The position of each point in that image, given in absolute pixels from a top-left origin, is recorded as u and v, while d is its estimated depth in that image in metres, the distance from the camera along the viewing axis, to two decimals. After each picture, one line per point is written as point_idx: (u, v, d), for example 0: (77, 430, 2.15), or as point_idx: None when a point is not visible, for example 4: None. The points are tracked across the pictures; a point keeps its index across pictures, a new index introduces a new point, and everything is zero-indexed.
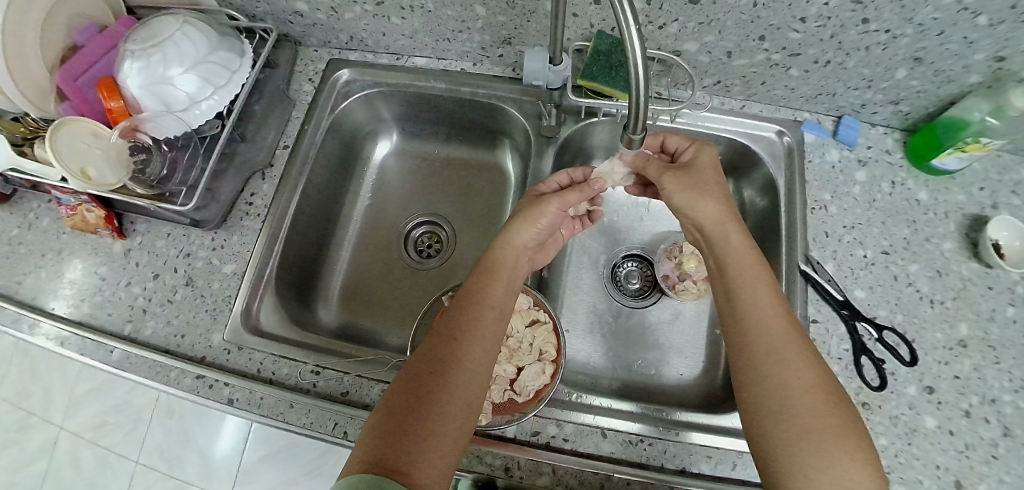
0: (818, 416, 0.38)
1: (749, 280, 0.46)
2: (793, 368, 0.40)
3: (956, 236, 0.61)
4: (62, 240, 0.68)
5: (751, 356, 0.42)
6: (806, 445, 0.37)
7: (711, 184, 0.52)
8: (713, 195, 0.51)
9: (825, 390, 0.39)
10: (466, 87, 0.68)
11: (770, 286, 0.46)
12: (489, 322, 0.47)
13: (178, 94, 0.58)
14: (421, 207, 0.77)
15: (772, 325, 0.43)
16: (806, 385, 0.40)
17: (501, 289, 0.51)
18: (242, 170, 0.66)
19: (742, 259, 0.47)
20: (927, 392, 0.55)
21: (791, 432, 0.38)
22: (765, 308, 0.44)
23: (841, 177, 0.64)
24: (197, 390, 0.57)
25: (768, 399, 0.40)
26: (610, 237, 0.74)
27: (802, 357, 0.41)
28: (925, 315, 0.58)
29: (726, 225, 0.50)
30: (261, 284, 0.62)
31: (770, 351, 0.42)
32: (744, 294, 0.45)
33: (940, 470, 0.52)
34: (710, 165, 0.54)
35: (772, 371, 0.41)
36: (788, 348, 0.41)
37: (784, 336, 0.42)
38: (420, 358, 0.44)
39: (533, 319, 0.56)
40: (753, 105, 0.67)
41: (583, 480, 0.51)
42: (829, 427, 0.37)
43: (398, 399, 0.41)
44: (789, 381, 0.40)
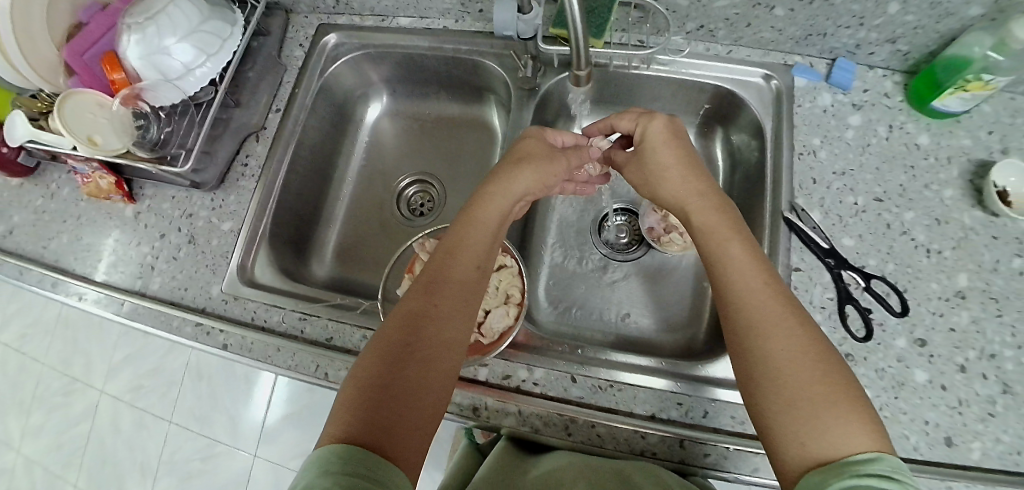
0: (814, 382, 0.35)
1: (723, 261, 0.44)
2: (783, 332, 0.38)
3: (959, 184, 0.58)
4: (80, 206, 0.73)
5: (741, 325, 0.40)
6: (798, 412, 0.35)
7: (671, 159, 0.52)
8: (670, 174, 0.52)
9: (814, 354, 0.37)
10: (449, 44, 0.68)
11: (743, 255, 0.44)
12: (468, 278, 0.46)
13: (173, 64, 0.62)
14: (415, 166, 0.78)
15: (758, 291, 0.41)
16: (797, 349, 0.37)
17: (479, 236, 0.48)
18: (238, 133, 0.69)
19: (717, 230, 0.47)
20: (917, 344, 0.54)
21: (787, 398, 0.36)
22: (745, 281, 0.42)
23: (834, 121, 0.60)
24: (197, 337, 0.61)
25: (758, 374, 0.38)
26: (597, 195, 0.73)
27: (791, 324, 0.39)
28: (919, 265, 0.56)
29: (695, 201, 0.49)
30: (256, 238, 0.65)
31: (761, 316, 0.40)
32: (724, 261, 0.44)
33: (930, 426, 0.52)
34: (662, 134, 0.53)
35: (768, 337, 0.38)
36: (772, 313, 0.39)
37: (767, 301, 0.40)
38: (393, 321, 0.42)
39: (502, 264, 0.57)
40: (740, 51, 0.63)
41: (550, 421, 0.52)
42: (822, 391, 0.35)
43: (373, 360, 0.39)
44: (779, 348, 0.37)
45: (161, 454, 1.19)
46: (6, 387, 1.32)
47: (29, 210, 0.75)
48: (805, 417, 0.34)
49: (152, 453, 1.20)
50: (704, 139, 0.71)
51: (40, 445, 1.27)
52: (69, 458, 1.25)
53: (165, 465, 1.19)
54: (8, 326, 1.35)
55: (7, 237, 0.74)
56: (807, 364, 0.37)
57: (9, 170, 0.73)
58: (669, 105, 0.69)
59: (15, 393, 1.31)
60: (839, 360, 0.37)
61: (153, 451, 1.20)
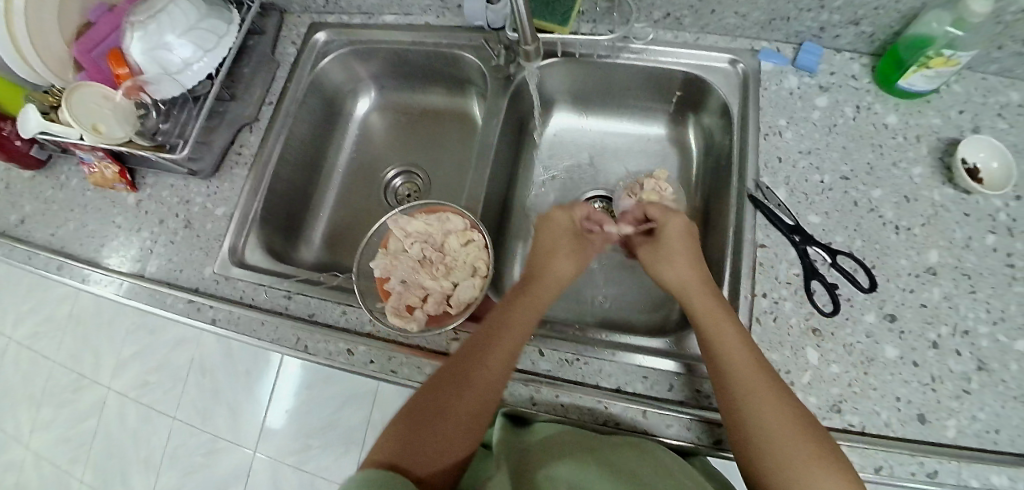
0: (804, 455, 0.40)
1: (722, 338, 0.48)
2: (775, 412, 0.43)
3: (929, 161, 0.58)
4: (86, 197, 0.78)
5: (738, 403, 0.45)
6: (792, 475, 0.40)
7: (682, 247, 0.56)
8: (682, 261, 0.55)
9: (802, 423, 0.42)
10: (431, 38, 0.71)
11: (739, 336, 0.48)
12: (500, 352, 0.49)
13: (172, 58, 0.66)
14: (402, 158, 0.81)
15: (750, 371, 0.45)
16: (789, 426, 0.42)
17: (519, 314, 0.53)
18: (233, 124, 0.73)
19: (713, 314, 0.50)
20: (887, 320, 0.54)
21: (782, 469, 0.41)
22: (737, 355, 0.46)
23: (800, 103, 0.61)
24: (188, 313, 0.65)
25: (756, 440, 0.42)
26: (576, 179, 0.74)
27: (781, 399, 0.44)
28: (888, 242, 0.56)
29: (698, 286, 0.53)
30: (247, 222, 0.69)
31: (758, 395, 0.44)
32: (721, 345, 0.47)
33: (901, 403, 0.51)
34: (679, 234, 0.57)
35: (765, 417, 0.43)
36: (765, 392, 0.44)
37: (759, 381, 0.45)
38: (422, 397, 0.48)
39: (469, 240, 0.55)
40: (708, 37, 0.65)
41: (515, 391, 0.53)
42: (810, 452, 0.41)
43: (401, 433, 0.45)
44: (773, 426, 0.42)
45: (165, 449, 1.21)
46: (17, 383, 1.34)
47: (38, 201, 0.79)
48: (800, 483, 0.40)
49: (156, 447, 1.22)
50: (676, 125, 0.72)
51: (49, 440, 1.30)
52: (76, 453, 1.28)
53: (169, 459, 1.20)
54: (20, 325, 1.35)
55: (18, 226, 0.79)
56: (795, 429, 0.42)
57: (22, 162, 0.78)
58: (643, 93, 0.71)
59: (25, 390, 1.33)
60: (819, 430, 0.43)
61: (156, 446, 1.21)
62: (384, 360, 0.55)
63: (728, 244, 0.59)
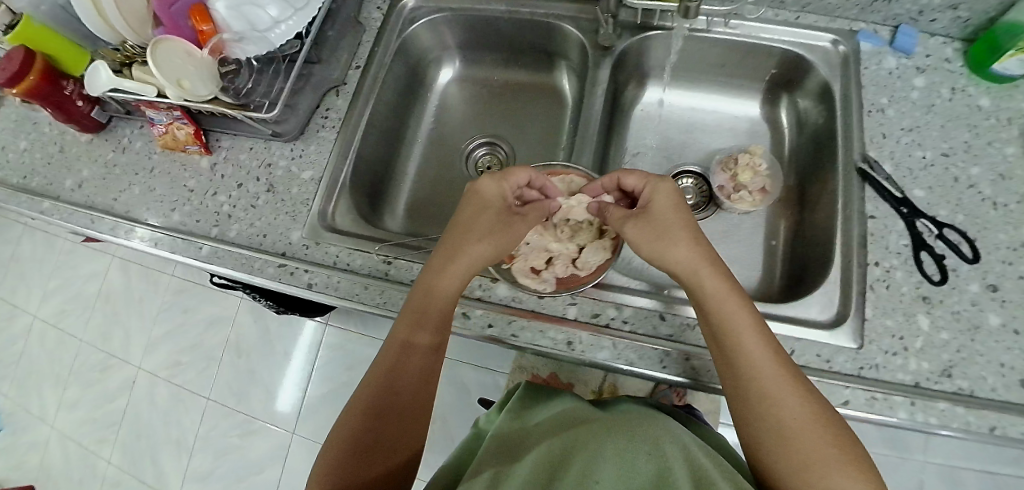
0: (812, 447, 0.41)
1: (734, 335, 0.45)
2: (784, 406, 0.42)
3: (1021, 142, 0.61)
4: (153, 160, 0.75)
5: (744, 397, 0.44)
6: (795, 469, 0.41)
7: (676, 226, 0.50)
8: (681, 241, 0.49)
9: (823, 425, 0.42)
10: (525, 8, 0.70)
11: (755, 331, 0.45)
12: (422, 345, 0.51)
13: (262, 16, 0.63)
14: (484, 129, 0.80)
15: (762, 367, 0.44)
16: (797, 422, 0.42)
17: (439, 304, 0.51)
18: (318, 88, 0.70)
19: (723, 303, 0.46)
20: (989, 290, 0.56)
21: (782, 461, 0.42)
22: (751, 351, 0.44)
23: (899, 82, 0.63)
24: (280, 277, 0.62)
25: (772, 440, 0.42)
26: (666, 156, 0.74)
27: (790, 392, 0.43)
28: (987, 217, 0.59)
29: (702, 270, 0.48)
30: (336, 188, 0.67)
31: (762, 392, 0.43)
32: (728, 339, 0.46)
33: (1005, 368, 0.53)
34: (670, 206, 0.51)
35: (768, 412, 0.43)
36: (767, 388, 0.43)
37: (773, 373, 0.44)
38: (372, 381, 0.50)
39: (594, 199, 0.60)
40: (807, 17, 0.66)
41: (644, 354, 0.52)
42: (829, 454, 0.40)
43: (361, 418, 0.49)
44: (786, 418, 0.42)
45: (197, 431, 1.18)
46: (46, 359, 1.35)
47: (99, 165, 0.76)
48: (801, 475, 0.40)
49: (188, 429, 1.19)
50: (769, 105, 0.74)
51: (75, 419, 1.29)
52: (103, 433, 1.26)
53: (201, 442, 1.18)
54: (46, 302, 1.39)
55: (76, 191, 0.75)
56: (807, 433, 0.41)
57: (80, 124, 0.74)
58: (733, 72, 0.72)
59: (56, 366, 1.34)
60: (836, 423, 0.42)
61: (189, 427, 1.19)
62: (504, 325, 0.55)
63: (835, 216, 0.61)
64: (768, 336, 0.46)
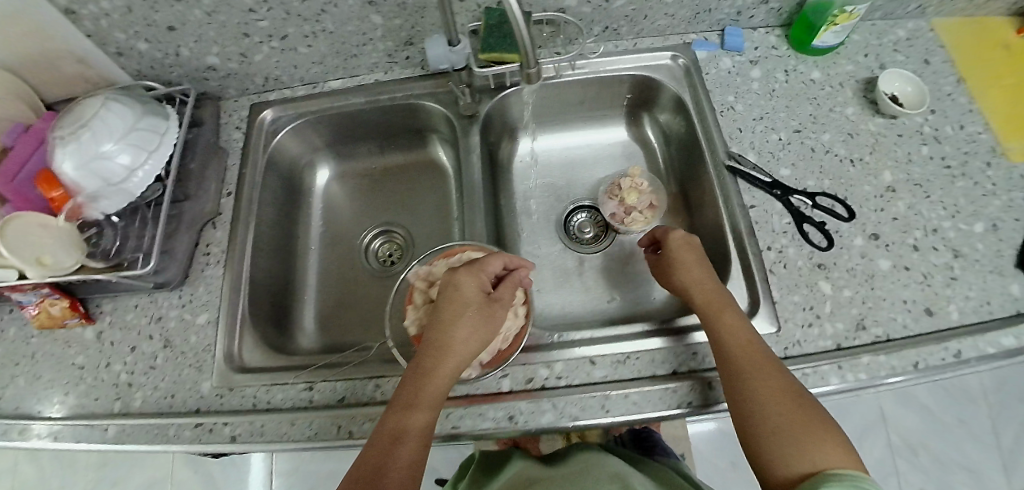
0: (811, 424, 0.43)
1: (725, 324, 0.51)
2: (779, 384, 0.46)
3: (856, 100, 0.67)
4: (31, 343, 0.67)
5: (746, 376, 0.47)
6: (797, 444, 0.42)
7: (691, 246, 0.59)
8: (695, 256, 0.58)
9: (800, 407, 0.44)
10: (384, 94, 0.72)
11: (739, 319, 0.51)
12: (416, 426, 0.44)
13: (115, 167, 0.61)
14: (375, 219, 0.80)
15: (751, 350, 0.49)
16: (792, 402, 0.45)
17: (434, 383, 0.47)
18: (193, 225, 0.67)
19: (713, 301, 0.53)
20: (873, 239, 0.60)
21: (790, 437, 0.43)
22: (741, 337, 0.50)
23: (739, 79, 0.70)
24: (199, 438, 0.57)
25: (758, 422, 0.45)
26: (560, 194, 0.78)
27: (783, 376, 0.47)
28: (849, 175, 0.63)
29: (698, 273, 0.56)
30: (236, 326, 0.63)
31: (757, 369, 0.47)
32: (726, 327, 0.51)
33: (909, 304, 0.57)
34: (677, 239, 0.60)
35: (770, 390, 0.46)
36: (765, 366, 0.47)
37: (758, 356, 0.48)
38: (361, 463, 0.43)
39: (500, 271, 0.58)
40: (644, 41, 0.73)
41: (585, 404, 0.52)
42: (810, 429, 0.43)
43: None
44: (781, 393, 0.45)
45: None
46: None
47: None
48: (806, 448, 0.42)
49: None
50: (634, 125, 0.79)
51: None
52: None
53: None
54: None
55: None
56: (788, 412, 0.44)
57: None
58: (596, 103, 0.77)
59: None
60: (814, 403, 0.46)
61: None
62: (442, 420, 0.52)
63: (720, 213, 0.64)
64: (749, 328, 0.51)
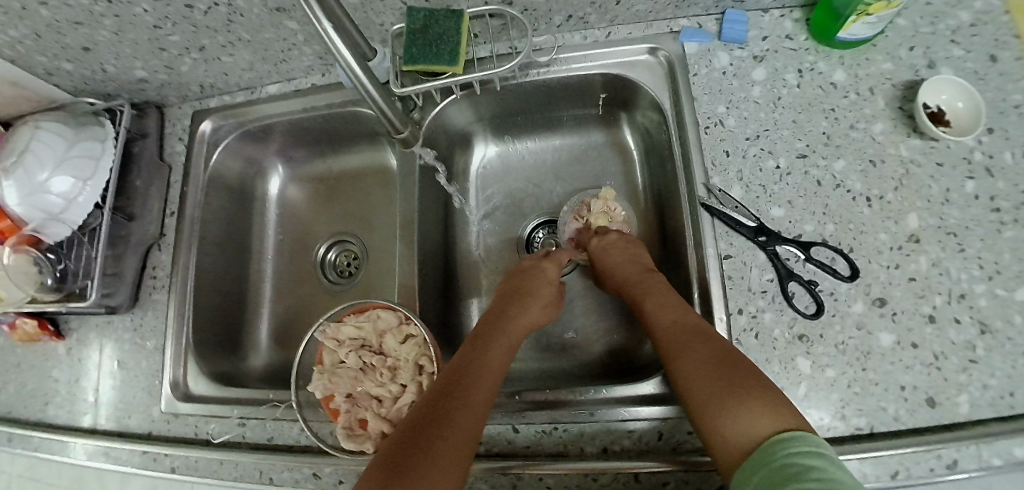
0: (742, 384, 0.39)
1: (658, 306, 0.49)
2: (707, 348, 0.42)
3: (888, 114, 0.52)
4: (15, 353, 0.72)
5: (676, 347, 0.44)
6: (728, 406, 0.38)
7: (620, 239, 0.59)
8: (621, 243, 0.58)
9: (742, 372, 0.40)
10: (322, 101, 0.65)
11: (666, 293, 0.50)
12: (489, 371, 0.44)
13: (52, 199, 0.60)
14: (329, 230, 0.75)
15: (679, 317, 0.46)
16: (722, 365, 0.41)
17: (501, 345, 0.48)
18: (138, 248, 0.67)
19: (641, 280, 0.52)
20: (876, 305, 0.49)
21: (720, 400, 0.38)
22: (667, 311, 0.48)
23: (736, 82, 0.54)
24: (144, 465, 0.61)
25: (699, 397, 0.40)
26: (520, 209, 0.69)
27: (706, 337, 0.43)
28: (861, 218, 0.50)
29: (625, 259, 0.56)
30: (182, 350, 0.64)
31: (681, 340, 0.44)
32: (656, 310, 0.49)
33: (908, 391, 0.46)
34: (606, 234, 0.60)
35: (698, 357, 0.42)
36: (695, 334, 0.44)
37: (687, 322, 0.45)
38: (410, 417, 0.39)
39: (407, 335, 0.50)
40: (621, 29, 0.58)
41: (494, 482, 0.49)
42: (755, 396, 0.38)
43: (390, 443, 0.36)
44: (711, 356, 0.42)
45: None
46: None
47: None
48: (735, 406, 0.38)
49: None
50: (609, 128, 0.67)
51: None
52: None
53: None
54: None
55: None
56: (728, 378, 0.40)
57: None
58: (564, 105, 0.65)
59: None
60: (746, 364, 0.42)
61: None
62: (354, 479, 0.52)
63: (689, 259, 0.54)
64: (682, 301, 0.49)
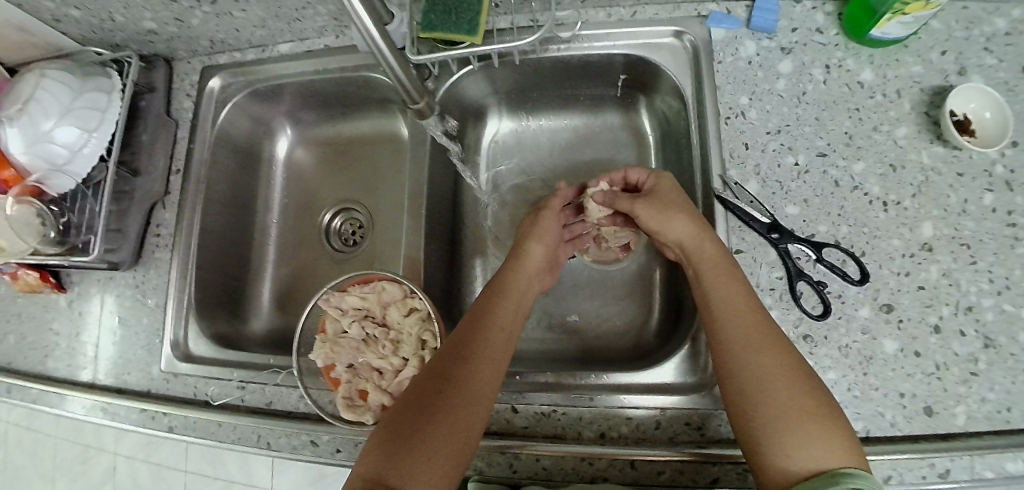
0: (803, 408, 0.37)
1: (721, 284, 0.45)
2: (772, 360, 0.40)
3: (913, 118, 0.50)
4: (17, 303, 0.71)
5: (739, 349, 0.41)
6: (784, 432, 0.37)
7: (680, 201, 0.50)
8: (682, 209, 0.49)
9: (808, 386, 0.39)
10: (333, 64, 0.63)
11: (741, 284, 0.45)
12: (489, 366, 0.44)
13: (57, 149, 0.59)
14: (336, 196, 0.74)
15: (746, 316, 0.42)
16: (784, 377, 0.39)
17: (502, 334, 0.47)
18: (143, 204, 0.66)
19: (711, 262, 0.46)
20: (883, 311, 0.49)
21: (773, 420, 0.37)
22: (735, 300, 0.43)
23: (761, 73, 0.53)
24: (143, 422, 0.61)
25: (748, 407, 0.39)
26: (529, 187, 0.67)
27: (773, 346, 0.41)
28: (876, 222, 0.50)
29: (699, 236, 0.47)
30: (183, 308, 0.64)
31: (745, 342, 0.41)
32: (718, 294, 0.44)
33: (906, 398, 0.47)
34: (674, 191, 0.52)
35: (756, 365, 0.40)
36: (761, 340, 0.41)
37: (756, 326, 0.42)
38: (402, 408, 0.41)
39: (411, 308, 0.50)
40: (646, 9, 0.56)
41: (493, 461, 0.49)
42: (816, 415, 0.37)
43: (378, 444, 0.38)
44: (771, 368, 0.39)
45: None
46: None
47: None
48: (790, 432, 0.36)
49: None
50: (627, 112, 0.65)
51: None
52: None
53: None
54: None
55: None
56: (789, 391, 0.38)
57: None
58: (581, 82, 0.63)
59: None
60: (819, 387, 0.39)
61: None
62: (351, 449, 0.53)
63: None
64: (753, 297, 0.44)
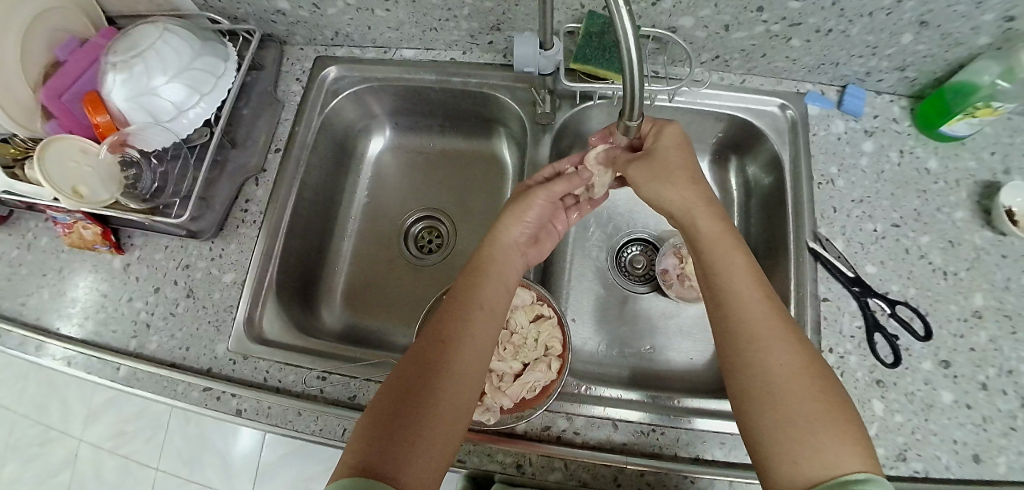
0: (808, 402, 0.37)
1: (723, 267, 0.45)
2: (780, 353, 0.39)
3: (969, 205, 0.60)
4: (62, 257, 0.66)
5: (736, 345, 0.41)
6: (787, 430, 0.36)
7: (683, 168, 0.51)
8: (681, 181, 0.50)
9: (816, 384, 0.38)
10: (458, 77, 0.66)
11: (749, 267, 0.45)
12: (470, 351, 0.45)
13: (163, 105, 0.56)
14: (421, 202, 0.75)
15: (758, 304, 0.42)
16: (793, 369, 0.39)
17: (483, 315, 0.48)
18: (235, 177, 0.65)
19: (721, 243, 0.46)
20: (942, 366, 0.55)
21: (777, 415, 0.37)
22: (742, 288, 0.43)
23: (848, 148, 0.62)
24: (206, 402, 0.57)
25: (748, 400, 0.39)
26: (611, 225, 0.73)
27: (784, 337, 0.40)
28: (938, 288, 0.57)
29: (701, 209, 0.49)
30: (261, 291, 0.62)
31: (750, 330, 0.41)
32: (724, 277, 0.45)
33: (958, 445, 0.52)
34: (673, 147, 0.52)
35: (762, 357, 0.40)
36: (766, 331, 0.41)
37: (765, 317, 0.42)
38: (385, 393, 0.42)
39: (538, 314, 0.56)
40: (754, 80, 0.65)
41: (597, 473, 0.51)
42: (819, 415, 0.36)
43: (366, 429, 0.39)
44: (779, 361, 0.39)
45: None
46: None
47: (2, 263, 0.67)
48: (798, 433, 0.36)
49: None
50: (719, 168, 0.71)
51: None
52: None
53: None
54: None
55: None
56: (805, 383, 0.38)
57: None
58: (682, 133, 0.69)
59: None
60: (832, 381, 0.39)
61: None
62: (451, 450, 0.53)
63: (786, 296, 0.59)
64: (762, 281, 0.44)
